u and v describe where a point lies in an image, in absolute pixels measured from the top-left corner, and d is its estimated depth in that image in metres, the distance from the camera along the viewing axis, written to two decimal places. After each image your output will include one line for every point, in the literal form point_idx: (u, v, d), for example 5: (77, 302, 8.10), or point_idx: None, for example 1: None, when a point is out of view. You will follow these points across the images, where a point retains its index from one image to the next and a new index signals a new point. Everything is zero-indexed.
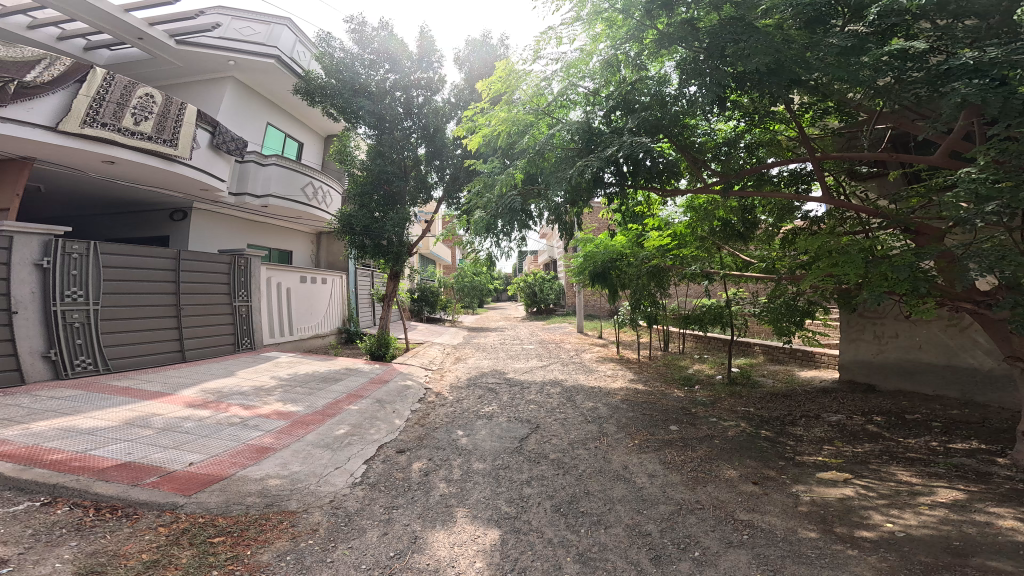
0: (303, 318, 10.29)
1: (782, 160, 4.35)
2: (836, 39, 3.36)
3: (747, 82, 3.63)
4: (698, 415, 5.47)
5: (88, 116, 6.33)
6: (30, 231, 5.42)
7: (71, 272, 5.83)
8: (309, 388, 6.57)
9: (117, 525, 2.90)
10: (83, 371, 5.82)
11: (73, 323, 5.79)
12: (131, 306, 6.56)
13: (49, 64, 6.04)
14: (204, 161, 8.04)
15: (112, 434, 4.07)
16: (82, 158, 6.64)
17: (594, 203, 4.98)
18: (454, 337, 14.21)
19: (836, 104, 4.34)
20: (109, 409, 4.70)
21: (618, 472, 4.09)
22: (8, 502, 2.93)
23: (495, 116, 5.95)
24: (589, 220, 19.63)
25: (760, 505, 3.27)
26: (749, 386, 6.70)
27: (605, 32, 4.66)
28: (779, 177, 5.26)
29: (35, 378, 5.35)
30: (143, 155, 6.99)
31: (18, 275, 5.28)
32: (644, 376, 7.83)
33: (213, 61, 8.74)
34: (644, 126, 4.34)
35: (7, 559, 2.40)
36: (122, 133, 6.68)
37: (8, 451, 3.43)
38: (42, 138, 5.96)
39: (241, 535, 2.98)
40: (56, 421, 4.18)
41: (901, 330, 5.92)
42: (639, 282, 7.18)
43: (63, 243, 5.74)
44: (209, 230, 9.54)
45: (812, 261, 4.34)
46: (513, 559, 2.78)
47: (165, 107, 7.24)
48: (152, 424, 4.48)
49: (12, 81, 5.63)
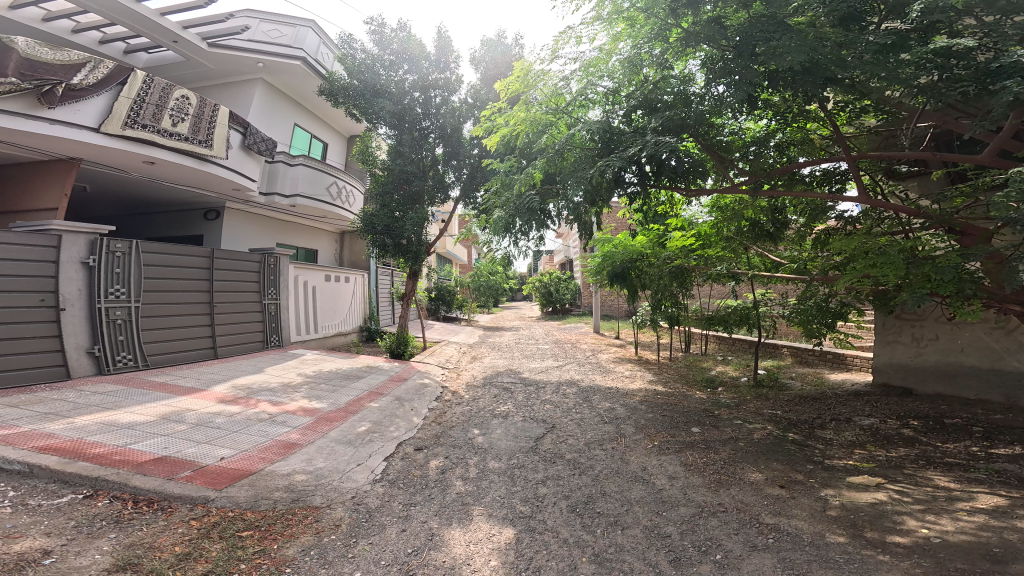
0: (328, 316, 10.45)
1: (816, 160, 4.27)
2: (875, 36, 3.28)
3: (779, 80, 3.59)
4: (721, 417, 5.43)
5: (130, 118, 6.53)
6: (78, 231, 5.60)
7: (114, 271, 5.99)
8: (332, 385, 6.68)
9: (153, 518, 2.99)
10: (123, 367, 6.00)
11: (116, 320, 5.97)
12: (169, 304, 6.74)
13: (93, 67, 6.21)
14: (236, 161, 8.22)
15: (150, 429, 4.19)
16: (124, 159, 6.83)
17: (614, 204, 4.94)
18: (470, 336, 14.26)
19: (874, 103, 4.22)
20: (146, 404, 4.86)
21: (635, 474, 4.08)
22: (52, 493, 3.05)
23: (514, 115, 5.90)
24: (608, 220, 19.61)
25: (787, 509, 3.23)
26: (775, 389, 6.62)
27: (627, 31, 4.62)
28: (811, 176, 5.17)
29: (79, 374, 5.54)
30: (180, 156, 7.16)
31: (66, 274, 5.47)
32: (664, 377, 7.77)
33: (242, 63, 8.90)
34: (669, 126, 4.31)
35: (51, 550, 2.49)
36: (161, 135, 6.88)
37: (54, 445, 3.57)
38: (87, 140, 6.15)
39: (268, 529, 3.05)
40: (97, 415, 4.31)
41: (942, 333, 5.79)
42: (661, 283, 7.12)
43: (108, 241, 5.89)
44: (241, 229, 9.75)
45: (846, 262, 4.27)
46: (528, 559, 2.79)
47: (199, 108, 7.43)
48: (186, 419, 4.60)
49: (59, 84, 5.81)
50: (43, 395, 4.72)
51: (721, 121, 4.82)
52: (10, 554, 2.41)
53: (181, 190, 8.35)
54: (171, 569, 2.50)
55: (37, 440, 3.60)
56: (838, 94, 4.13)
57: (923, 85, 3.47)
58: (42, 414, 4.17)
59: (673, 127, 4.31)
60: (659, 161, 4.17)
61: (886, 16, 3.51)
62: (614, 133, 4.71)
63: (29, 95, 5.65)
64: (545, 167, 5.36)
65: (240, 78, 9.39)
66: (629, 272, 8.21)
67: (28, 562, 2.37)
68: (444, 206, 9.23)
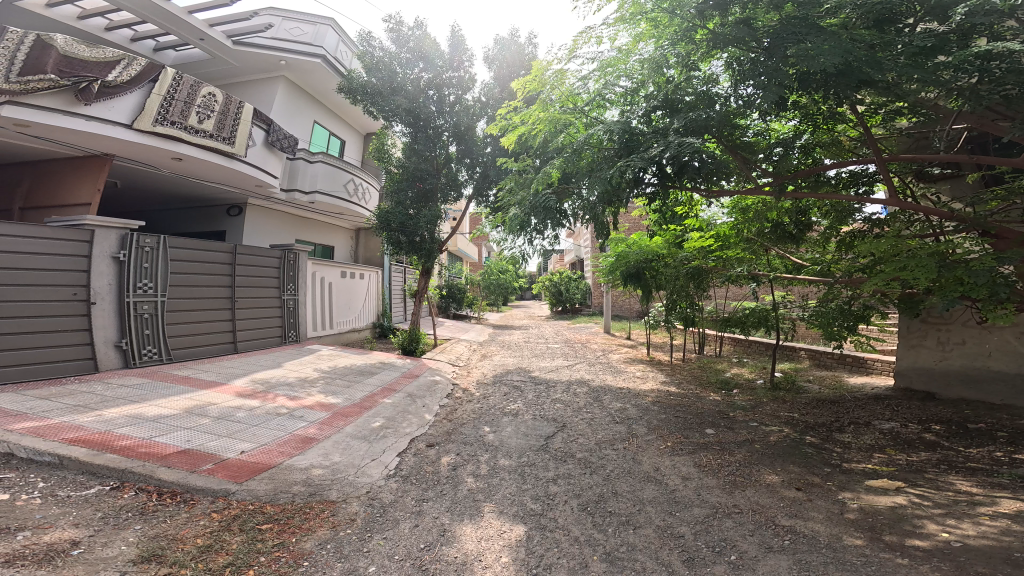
0: (342, 312, 10.50)
1: (844, 161, 4.23)
2: (914, 39, 3.33)
3: (811, 83, 3.59)
4: (737, 419, 5.42)
5: (159, 115, 6.58)
6: (109, 225, 5.68)
7: (143, 265, 6.08)
8: (347, 380, 6.75)
9: (176, 510, 3.04)
10: (148, 360, 6.08)
11: (142, 314, 6.05)
12: (193, 299, 6.83)
13: (127, 64, 6.24)
14: (258, 158, 8.24)
15: (174, 422, 4.25)
16: (153, 155, 6.92)
17: (629, 204, 4.93)
18: (480, 334, 14.29)
19: (909, 104, 4.12)
20: (169, 397, 4.92)
21: (648, 474, 4.10)
22: (81, 485, 3.11)
23: (531, 114, 5.95)
24: (623, 220, 19.82)
25: (804, 511, 3.24)
26: (792, 392, 6.59)
27: (650, 32, 4.65)
28: (837, 178, 5.12)
29: (107, 367, 5.62)
30: (207, 153, 7.22)
31: (97, 268, 5.56)
32: (677, 378, 7.79)
33: (265, 60, 8.95)
34: (691, 127, 4.25)
35: (79, 541, 2.55)
36: (189, 131, 6.94)
37: (83, 436, 3.64)
38: (118, 136, 6.21)
39: (286, 523, 3.09)
40: (124, 408, 4.39)
41: (969, 337, 5.73)
42: (678, 283, 7.06)
43: (137, 237, 6.00)
44: (262, 225, 9.81)
45: (872, 264, 4.29)
46: (538, 556, 2.82)
47: (225, 105, 7.45)
48: (208, 412, 4.67)
49: (95, 82, 5.88)
50: (74, 388, 4.81)
51: (745, 122, 4.78)
52: (39, 545, 2.46)
53: (205, 186, 8.43)
54: (194, 561, 2.55)
55: (66, 431, 3.67)
56: (867, 97, 4.09)
57: (962, 87, 3.48)
58: (71, 406, 4.25)
59: (694, 127, 4.28)
60: (681, 163, 4.14)
61: (923, 17, 3.49)
62: (634, 133, 4.67)
63: (67, 92, 5.73)
64: (562, 166, 5.37)
65: (262, 75, 9.42)
66: (644, 272, 8.15)
67: (57, 553, 2.42)
68: (457, 204, 9.24)
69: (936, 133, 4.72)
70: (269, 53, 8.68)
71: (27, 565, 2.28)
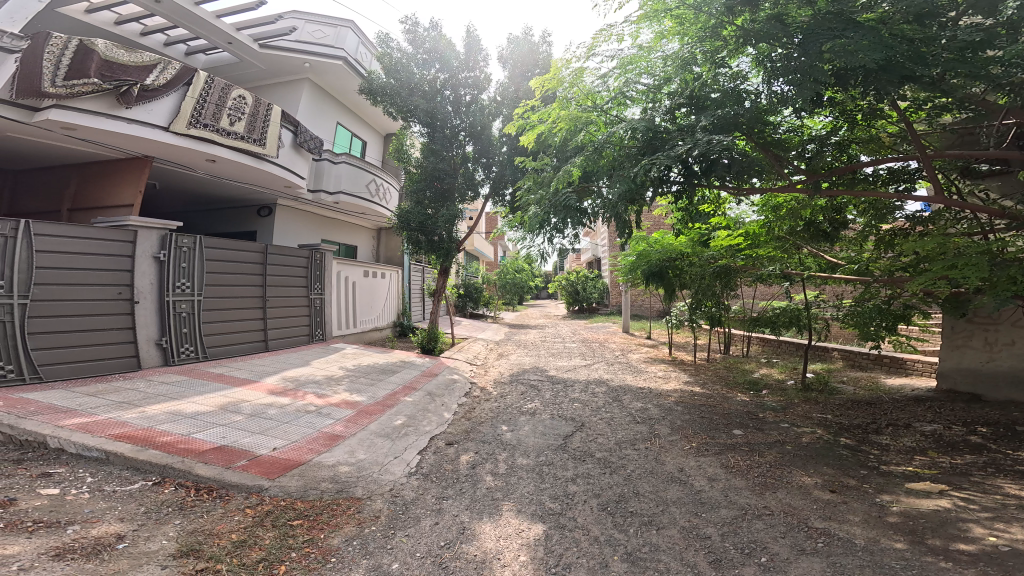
0: (365, 312, 10.58)
1: (884, 158, 4.09)
2: (958, 35, 3.28)
3: (852, 78, 3.54)
4: (767, 420, 5.36)
5: (193, 117, 6.71)
6: (150, 226, 5.85)
7: (181, 265, 6.24)
8: (371, 378, 6.82)
9: (213, 506, 3.10)
10: (186, 358, 6.23)
11: (180, 313, 6.22)
12: (228, 297, 6.98)
13: (163, 68, 6.38)
14: (287, 159, 8.37)
15: (210, 419, 4.34)
16: (189, 157, 7.06)
17: (651, 201, 4.87)
18: (497, 333, 14.33)
19: (954, 101, 4.04)
20: (205, 394, 5.03)
21: (672, 474, 4.08)
22: (126, 480, 3.19)
23: (551, 112, 5.98)
24: (646, 220, 19.88)
25: (839, 513, 3.19)
26: (826, 393, 6.46)
27: (675, 28, 4.66)
28: (876, 175, 5.04)
29: (148, 364, 5.79)
30: (238, 154, 7.33)
31: (140, 268, 5.74)
32: (701, 379, 7.73)
33: (290, 63, 9.06)
34: (720, 125, 4.19)
35: (124, 535, 2.62)
36: (221, 133, 7.05)
37: (128, 432, 3.74)
38: (157, 139, 6.35)
39: (315, 519, 3.14)
40: (165, 404, 4.50)
41: (1018, 338, 5.59)
42: (703, 283, 7.02)
43: (176, 237, 6.16)
44: (292, 226, 9.97)
45: (919, 262, 4.26)
46: (558, 555, 2.82)
47: (255, 107, 7.56)
48: (242, 409, 4.75)
49: (135, 85, 6.03)
50: (117, 384, 4.96)
51: (775, 119, 4.70)
52: (87, 538, 2.53)
53: (233, 187, 8.58)
54: (229, 556, 2.60)
55: (113, 427, 3.78)
56: (908, 93, 3.97)
57: (1009, 83, 3.39)
58: (116, 403, 4.37)
59: (725, 124, 4.19)
60: (709, 160, 4.09)
61: (966, 11, 3.39)
62: (658, 131, 4.66)
63: (109, 95, 5.88)
64: (582, 165, 5.29)
65: (287, 78, 9.55)
66: (666, 271, 8.09)
67: (104, 547, 2.49)
68: (474, 204, 9.21)
69: (985, 130, 4.70)
70: (292, 56, 8.78)
71: (77, 559, 2.35)
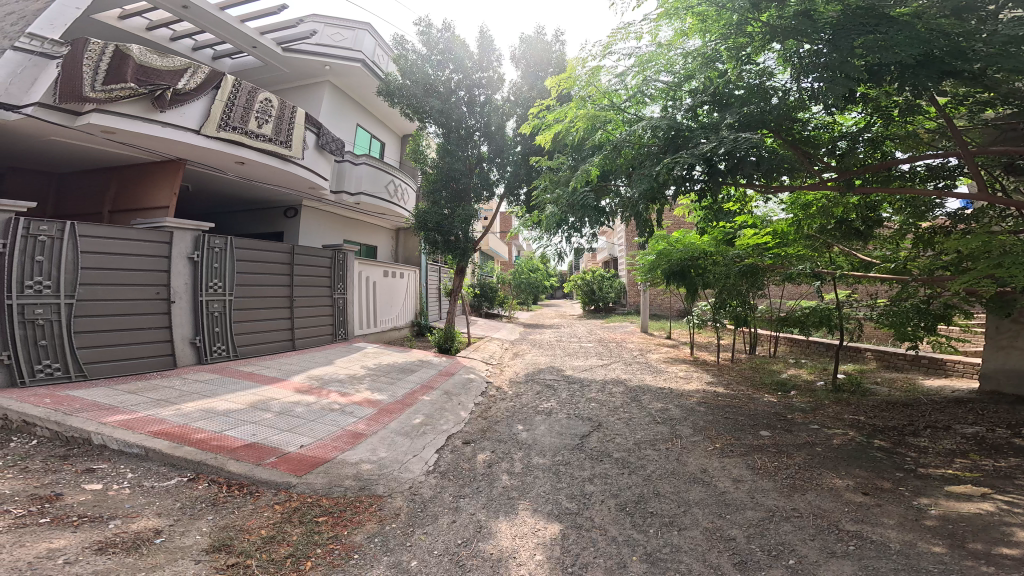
0: (384, 311, 10.67)
1: (925, 155, 3.99)
2: (1001, 29, 3.21)
3: (884, 76, 3.49)
4: (796, 421, 5.28)
5: (222, 120, 6.82)
6: (185, 226, 6.02)
7: (213, 266, 6.40)
8: (390, 377, 6.88)
9: (243, 502, 3.15)
10: (218, 356, 6.40)
11: (213, 312, 6.39)
12: (257, 297, 7.10)
13: (193, 72, 6.47)
14: (311, 161, 8.47)
15: (242, 417, 4.41)
16: (219, 160, 7.19)
17: (674, 200, 4.80)
18: (511, 333, 14.34)
19: (998, 97, 3.92)
20: (237, 392, 5.11)
21: (695, 475, 4.04)
22: (163, 476, 3.27)
23: (568, 111, 5.89)
24: (668, 219, 19.79)
25: (872, 516, 3.14)
26: (858, 394, 6.38)
27: (697, 26, 4.62)
28: (913, 172, 4.94)
29: (184, 362, 5.96)
30: (266, 156, 7.44)
31: (175, 268, 5.91)
32: (726, 379, 7.64)
33: (311, 67, 9.17)
34: (746, 123, 4.17)
35: (161, 530, 2.67)
36: (249, 136, 7.15)
37: (165, 429, 3.83)
38: (189, 141, 6.47)
39: (339, 516, 3.18)
40: (198, 402, 4.58)
41: None
42: (728, 282, 6.67)
43: (208, 238, 6.33)
44: (317, 227, 10.14)
45: (963, 260, 4.17)
46: (575, 555, 2.81)
47: (280, 110, 7.66)
48: (271, 407, 4.82)
49: (167, 90, 6.10)
50: (155, 382, 5.10)
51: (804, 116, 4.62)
52: (128, 533, 2.59)
53: (258, 189, 8.72)
54: (259, 551, 2.65)
55: (152, 424, 3.88)
56: (946, 88, 3.89)
57: None
58: (154, 400, 4.48)
59: (751, 122, 4.16)
60: (736, 158, 3.96)
61: (1007, 5, 3.29)
62: (681, 129, 4.62)
63: (145, 100, 6.00)
64: (601, 163, 5.31)
65: (308, 81, 9.67)
66: (688, 269, 8.03)
67: (143, 541, 2.55)
68: (489, 204, 9.25)
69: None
70: (312, 59, 8.85)
71: (118, 553, 2.40)
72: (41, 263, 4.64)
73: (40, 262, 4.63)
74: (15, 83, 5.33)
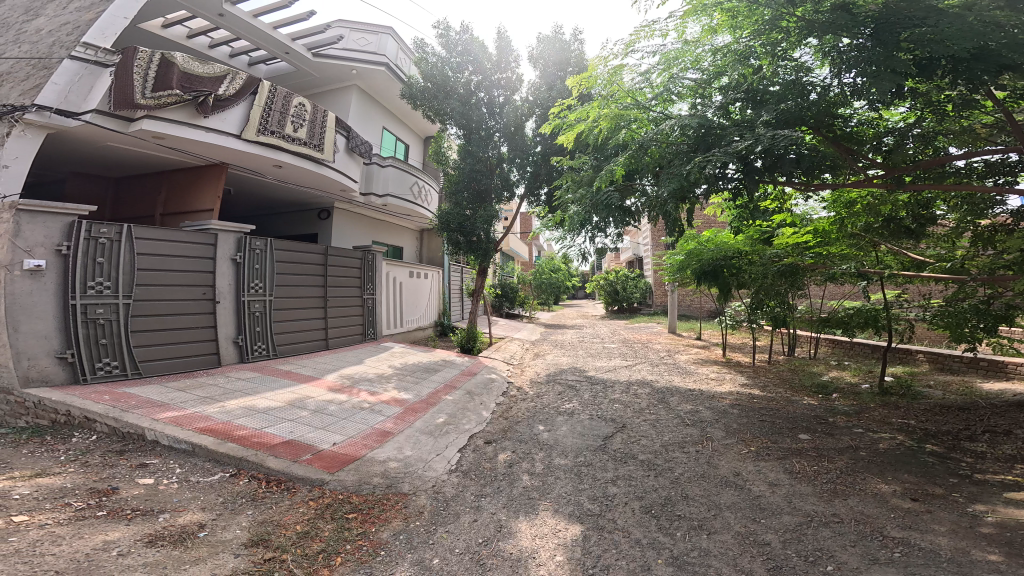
0: (410, 311, 10.78)
1: (979, 152, 3.91)
2: None
3: (936, 69, 3.46)
4: (838, 425, 5.14)
5: (261, 125, 6.98)
6: (227, 229, 6.27)
7: (255, 267, 6.64)
8: (416, 377, 6.94)
9: (281, 497, 3.21)
10: (258, 355, 6.62)
11: (254, 312, 6.61)
12: (293, 297, 7.28)
13: (232, 78, 6.57)
14: (343, 164, 8.65)
15: (281, 414, 4.51)
16: (258, 164, 7.37)
17: (703, 199, 4.75)
18: (533, 333, 14.32)
19: None
20: (277, 390, 5.23)
21: (726, 478, 3.96)
22: (207, 471, 3.37)
23: (590, 111, 5.83)
24: (699, 218, 19.74)
25: (921, 523, 3.03)
26: (908, 397, 6.19)
27: (727, 22, 4.53)
28: (969, 169, 4.76)
29: (227, 360, 6.20)
30: (301, 159, 7.60)
31: (220, 270, 6.17)
32: (762, 381, 7.49)
33: (339, 71, 9.33)
34: (783, 120, 4.08)
35: (205, 524, 2.74)
36: (285, 140, 7.31)
37: (210, 425, 3.94)
38: (230, 146, 6.65)
39: (368, 513, 3.20)
40: (241, 400, 4.70)
41: None
42: (765, 283, 6.32)
43: (250, 240, 6.58)
44: (348, 229, 10.33)
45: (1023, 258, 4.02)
46: (596, 556, 2.78)
47: (314, 113, 7.81)
48: (307, 405, 4.92)
49: (209, 95, 6.28)
50: (202, 380, 5.29)
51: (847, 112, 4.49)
52: (175, 526, 2.67)
53: (291, 191, 8.90)
54: (294, 546, 2.69)
55: (199, 421, 4.00)
56: (1007, 82, 3.75)
57: None
58: (201, 397, 4.62)
59: (790, 119, 4.07)
60: (775, 155, 3.92)
61: None
62: (712, 126, 4.55)
63: (190, 106, 6.18)
64: (626, 164, 5.17)
65: (337, 85, 9.83)
66: (721, 270, 7.65)
67: (188, 534, 2.62)
68: (510, 204, 9.29)
69: None
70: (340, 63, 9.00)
71: (166, 545, 2.47)
72: (102, 265, 4.93)
73: (100, 263, 4.92)
74: (73, 91, 5.36)
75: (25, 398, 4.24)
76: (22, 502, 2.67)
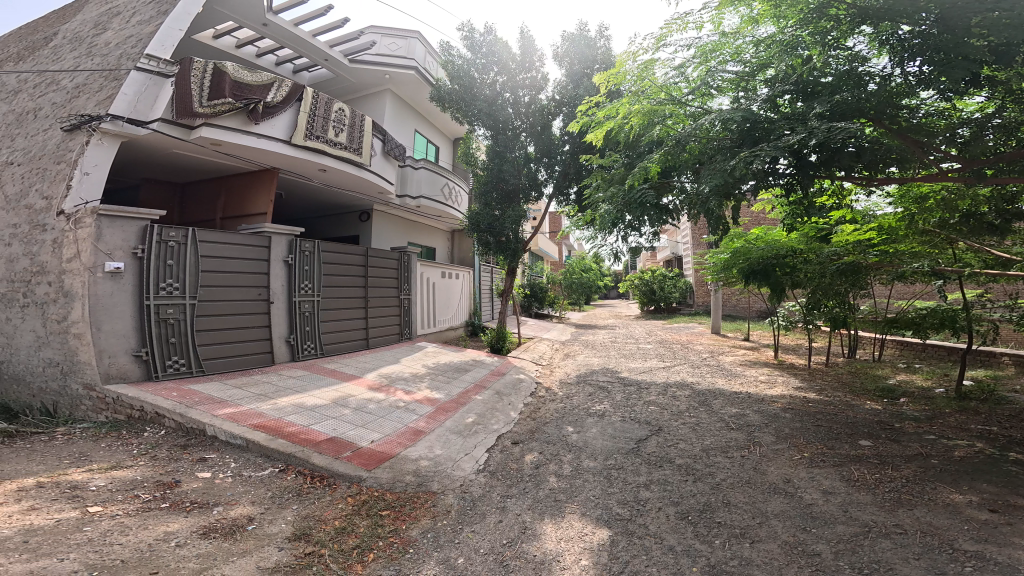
0: (442, 311, 10.90)
1: None
2: None
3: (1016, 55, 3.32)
4: (906, 431, 4.87)
5: (308, 130, 7.18)
6: (280, 232, 6.46)
7: (305, 268, 6.83)
8: (447, 376, 7.00)
9: (322, 493, 3.28)
10: (308, 355, 6.81)
11: (304, 312, 6.81)
12: (338, 298, 7.46)
13: (279, 85, 6.81)
14: (379, 166, 8.78)
15: (327, 412, 4.63)
16: (304, 168, 7.58)
17: (751, 196, 4.52)
18: (564, 333, 14.21)
19: None
20: (323, 389, 5.37)
21: (776, 485, 3.81)
22: (259, 466, 3.48)
23: (620, 107, 5.72)
24: (743, 215, 19.24)
25: (1001, 536, 2.83)
26: (992, 402, 5.78)
27: (771, 11, 4.45)
28: None
29: (279, 360, 6.41)
30: (343, 163, 7.77)
31: (274, 271, 6.38)
32: (818, 384, 7.18)
33: (373, 76, 9.50)
34: (840, 111, 3.90)
35: (253, 518, 2.82)
36: (329, 144, 7.49)
37: (263, 423, 4.05)
38: (280, 151, 6.87)
39: (400, 510, 3.23)
40: (291, 397, 4.84)
41: None
42: (823, 282, 6.07)
43: (300, 242, 6.77)
44: (386, 231, 10.53)
45: None
46: (624, 562, 2.72)
47: (353, 118, 7.98)
48: (349, 403, 5.02)
49: (258, 103, 6.49)
50: (256, 377, 5.50)
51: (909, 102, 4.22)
52: (227, 519, 2.76)
53: (332, 194, 9.14)
54: (331, 541, 2.73)
55: (252, 417, 4.13)
56: None
57: None
58: (255, 394, 4.79)
59: (845, 111, 3.88)
60: (831, 149, 3.82)
61: None
62: (758, 121, 4.37)
63: (242, 114, 6.43)
64: (662, 160, 5.18)
65: (371, 89, 10.02)
66: (772, 268, 7.02)
67: (238, 527, 2.69)
68: (537, 204, 9.24)
69: None
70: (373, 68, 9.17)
71: (218, 537, 2.56)
72: (173, 267, 5.24)
73: (171, 265, 5.22)
74: (141, 100, 5.72)
75: (106, 394, 4.54)
76: (98, 493, 2.84)
